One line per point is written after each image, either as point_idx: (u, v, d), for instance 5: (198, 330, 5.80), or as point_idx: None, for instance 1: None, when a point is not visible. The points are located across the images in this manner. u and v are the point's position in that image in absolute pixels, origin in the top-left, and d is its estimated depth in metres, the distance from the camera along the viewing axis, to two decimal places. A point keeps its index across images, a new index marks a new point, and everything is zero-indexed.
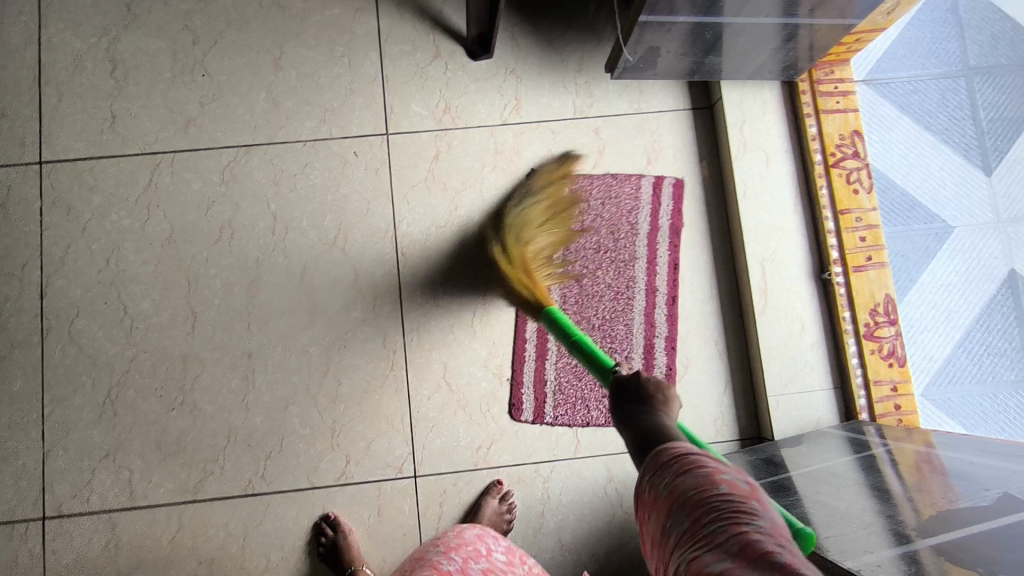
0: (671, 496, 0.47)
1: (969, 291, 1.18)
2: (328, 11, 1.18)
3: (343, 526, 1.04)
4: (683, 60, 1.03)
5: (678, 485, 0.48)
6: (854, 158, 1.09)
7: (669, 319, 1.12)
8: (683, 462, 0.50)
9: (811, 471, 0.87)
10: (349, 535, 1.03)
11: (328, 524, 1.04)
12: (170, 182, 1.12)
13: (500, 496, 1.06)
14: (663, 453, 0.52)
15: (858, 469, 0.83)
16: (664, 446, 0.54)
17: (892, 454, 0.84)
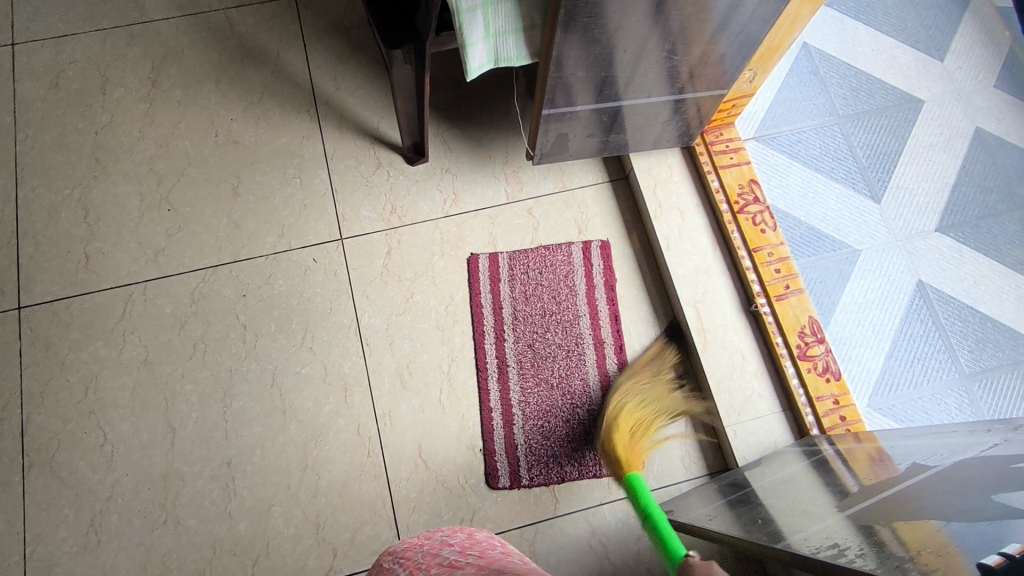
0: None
1: (886, 305, 1.30)
2: (278, 141, 1.33)
3: None
4: (590, 140, 1.19)
5: None
6: (756, 203, 1.24)
7: (620, 368, 1.21)
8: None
9: (770, 481, 0.92)
10: None
11: None
12: (143, 309, 1.20)
13: None
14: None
15: (809, 472, 0.88)
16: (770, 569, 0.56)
17: (844, 455, 0.91)
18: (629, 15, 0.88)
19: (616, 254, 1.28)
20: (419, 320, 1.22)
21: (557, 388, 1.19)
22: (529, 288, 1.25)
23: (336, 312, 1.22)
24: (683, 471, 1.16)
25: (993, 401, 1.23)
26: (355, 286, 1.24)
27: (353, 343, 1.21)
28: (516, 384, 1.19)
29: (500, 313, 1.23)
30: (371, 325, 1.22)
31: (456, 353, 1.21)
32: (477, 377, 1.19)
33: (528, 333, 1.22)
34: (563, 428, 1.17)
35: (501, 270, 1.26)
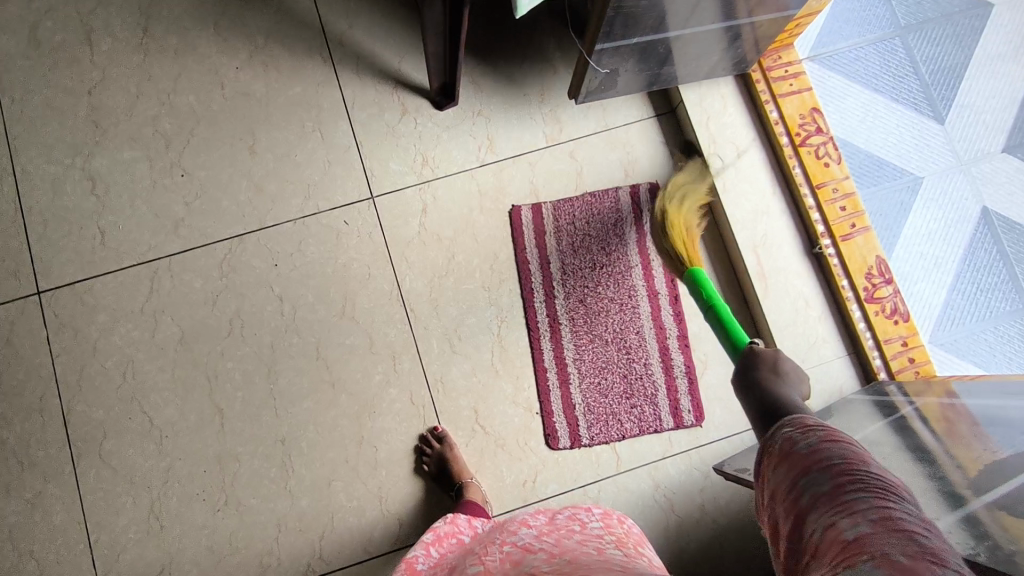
0: (813, 456, 0.54)
1: (950, 235, 1.23)
2: (291, 90, 1.20)
3: (447, 440, 1.09)
4: (640, 76, 1.07)
5: (822, 447, 0.55)
6: (819, 134, 1.15)
7: (676, 319, 1.16)
8: (831, 432, 0.58)
9: (850, 444, 0.88)
10: (452, 449, 1.08)
11: (433, 438, 1.10)
12: (171, 286, 1.13)
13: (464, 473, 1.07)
14: (814, 423, 0.61)
15: (895, 433, 0.84)
16: (812, 418, 0.63)
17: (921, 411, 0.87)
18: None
19: (667, 197, 1.20)
20: (464, 281, 1.16)
21: (612, 343, 1.15)
22: (577, 240, 1.17)
23: (375, 277, 1.16)
24: (745, 420, 1.13)
25: None
26: (392, 248, 1.17)
27: (396, 309, 1.15)
28: (570, 342, 1.14)
29: (548, 268, 1.17)
30: (414, 289, 1.16)
31: (505, 313, 1.16)
32: (529, 337, 1.15)
33: (578, 288, 1.16)
34: (622, 384, 1.14)
35: (545, 222, 1.18)
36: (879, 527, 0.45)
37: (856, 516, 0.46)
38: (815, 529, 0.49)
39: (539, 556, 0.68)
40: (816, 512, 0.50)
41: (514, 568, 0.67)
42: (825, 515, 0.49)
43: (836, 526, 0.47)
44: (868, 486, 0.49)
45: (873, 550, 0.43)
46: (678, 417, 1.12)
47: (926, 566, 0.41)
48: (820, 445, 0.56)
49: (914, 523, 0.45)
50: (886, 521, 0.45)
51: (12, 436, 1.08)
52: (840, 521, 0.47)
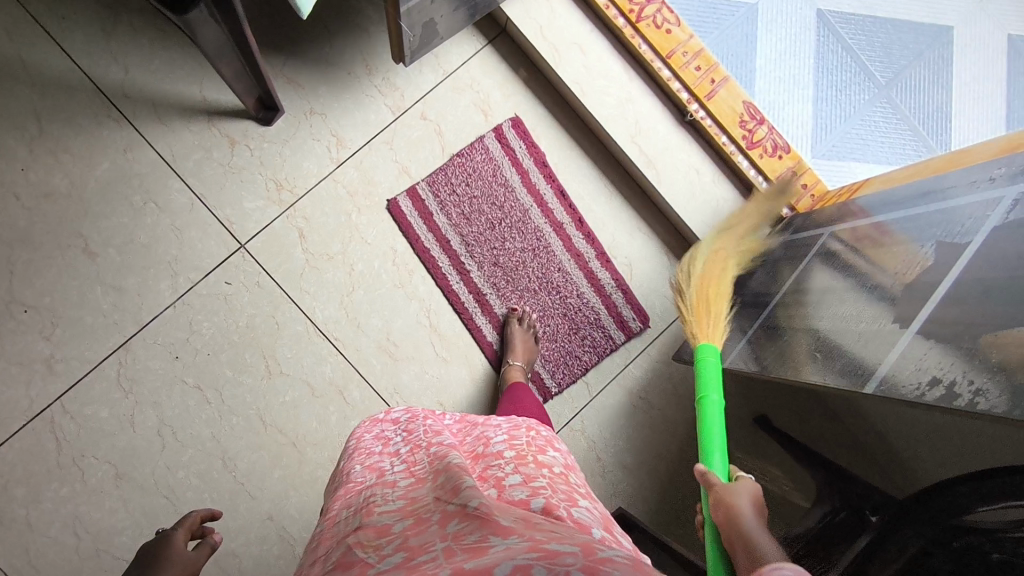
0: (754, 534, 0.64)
1: (797, 50, 1.26)
2: (98, 169, 1.05)
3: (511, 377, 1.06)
4: (459, 14, 1.00)
5: None
6: (650, 3, 1.11)
7: (590, 241, 1.15)
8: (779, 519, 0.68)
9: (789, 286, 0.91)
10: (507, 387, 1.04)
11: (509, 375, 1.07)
12: (78, 427, 1.03)
13: None
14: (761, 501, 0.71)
15: (822, 263, 0.88)
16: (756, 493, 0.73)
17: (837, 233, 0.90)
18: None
19: (533, 123, 1.15)
20: (374, 288, 1.11)
21: (540, 290, 1.14)
22: (465, 207, 1.13)
23: (285, 323, 1.08)
24: None
25: (912, 101, 1.28)
26: (287, 287, 1.09)
27: (320, 345, 1.09)
28: (502, 307, 1.13)
29: (450, 246, 1.12)
30: (329, 319, 1.09)
31: (428, 302, 1.12)
32: (461, 319, 1.12)
33: (487, 252, 1.13)
34: (565, 323, 1.14)
35: (427, 204, 1.12)
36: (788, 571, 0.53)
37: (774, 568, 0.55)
38: None
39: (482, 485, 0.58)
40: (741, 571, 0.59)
41: (456, 502, 0.56)
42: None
43: None
44: None
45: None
46: (627, 328, 1.15)
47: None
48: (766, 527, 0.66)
49: None
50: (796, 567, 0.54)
51: None
52: None
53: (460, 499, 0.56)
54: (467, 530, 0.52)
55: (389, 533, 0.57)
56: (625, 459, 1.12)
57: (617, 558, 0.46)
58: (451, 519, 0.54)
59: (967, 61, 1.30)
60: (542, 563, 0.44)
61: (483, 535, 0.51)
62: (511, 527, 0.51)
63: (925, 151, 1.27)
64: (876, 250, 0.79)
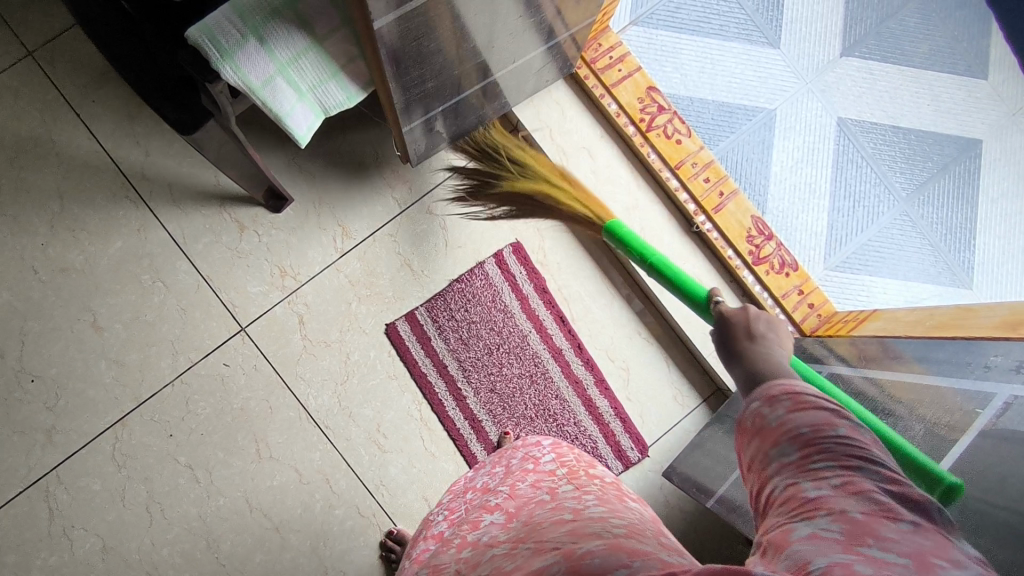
0: (778, 427, 0.48)
1: (815, 158, 1.23)
2: (113, 247, 1.09)
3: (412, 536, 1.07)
4: (467, 121, 1.02)
5: (789, 418, 0.48)
6: (661, 112, 1.12)
7: (588, 366, 1.14)
8: (799, 400, 0.49)
9: None
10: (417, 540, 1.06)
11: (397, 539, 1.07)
12: (71, 497, 1.05)
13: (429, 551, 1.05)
14: (773, 386, 0.52)
15: None
16: (776, 380, 0.53)
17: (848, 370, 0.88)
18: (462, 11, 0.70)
19: (538, 222, 1.16)
20: (368, 378, 1.11)
21: (537, 417, 1.13)
22: (463, 332, 1.13)
23: (278, 407, 1.10)
24: (681, 408, 1.15)
25: (934, 213, 1.23)
26: (283, 372, 1.10)
27: (311, 431, 1.10)
28: (498, 433, 1.12)
29: (447, 373, 1.12)
30: (322, 406, 1.10)
31: (421, 396, 1.12)
32: (457, 447, 1.11)
33: (484, 378, 1.13)
34: None
35: (426, 328, 1.12)
36: (842, 495, 0.43)
37: (818, 482, 0.44)
38: (773, 487, 0.46)
39: (500, 544, 0.60)
40: (776, 473, 0.47)
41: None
42: (783, 478, 0.46)
43: (796, 488, 0.45)
44: (836, 453, 0.45)
45: (831, 509, 0.42)
46: (624, 459, 1.12)
47: (881, 524, 0.41)
48: (786, 416, 0.49)
49: (877, 484, 0.43)
50: (847, 486, 0.43)
51: None
52: (803, 484, 0.45)
53: (477, 573, 0.57)
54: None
55: None
56: None
57: (601, 560, 0.45)
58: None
59: (996, 176, 1.24)
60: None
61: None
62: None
63: (946, 266, 1.22)
64: (909, 395, 0.73)
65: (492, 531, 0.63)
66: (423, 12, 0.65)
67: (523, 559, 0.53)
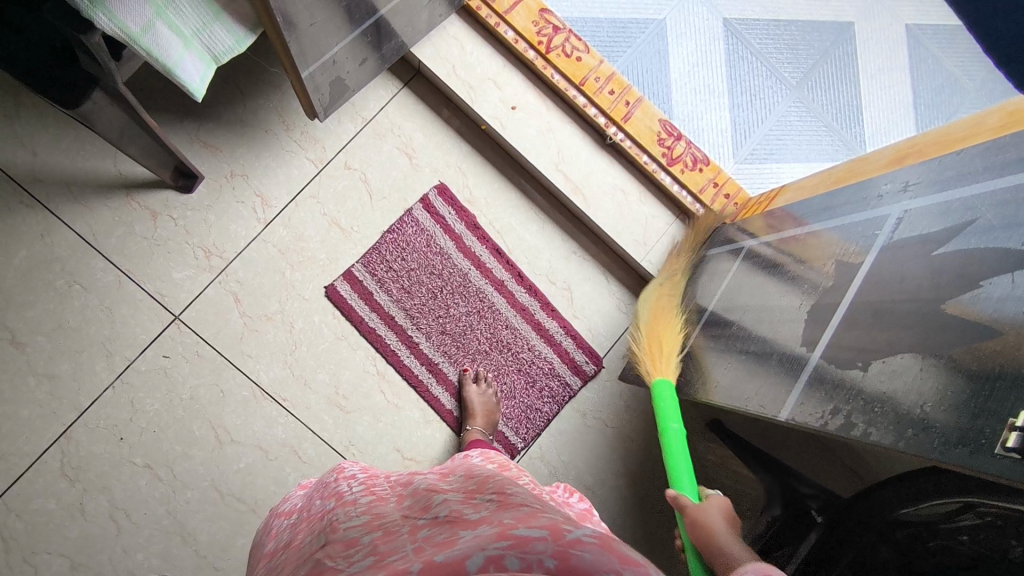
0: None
1: (708, 60, 1.29)
2: (16, 257, 1.03)
3: None
4: (367, 65, 1.01)
5: None
6: (558, 33, 1.14)
7: (532, 292, 1.17)
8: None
9: (724, 293, 0.95)
10: None
11: None
12: (26, 523, 1.00)
13: None
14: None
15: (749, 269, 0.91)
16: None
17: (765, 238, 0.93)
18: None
19: (458, 160, 1.17)
20: (317, 343, 1.10)
21: (492, 349, 1.16)
22: (404, 281, 1.13)
23: (230, 389, 1.07)
24: (625, 315, 1.20)
25: (824, 96, 1.32)
26: (228, 353, 1.08)
27: (269, 406, 1.08)
28: (456, 372, 1.14)
29: (396, 323, 1.13)
30: (275, 379, 1.09)
31: (373, 350, 1.12)
32: (419, 393, 1.13)
33: (433, 322, 1.14)
34: (522, 378, 1.16)
35: (366, 284, 1.12)
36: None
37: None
38: None
39: (446, 497, 0.59)
40: None
41: (427, 516, 0.56)
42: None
43: None
44: None
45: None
46: (581, 373, 1.17)
47: None
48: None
49: None
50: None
51: None
52: None
53: (428, 513, 0.56)
54: (437, 532, 0.51)
55: (358, 545, 0.54)
56: (586, 480, 1.14)
57: (582, 522, 0.45)
58: (420, 528, 0.53)
59: (870, 53, 1.34)
60: (514, 552, 0.41)
61: (452, 532, 0.49)
62: (478, 518, 0.51)
63: (842, 143, 1.31)
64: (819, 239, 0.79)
65: (438, 492, 0.62)
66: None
67: (489, 508, 0.54)
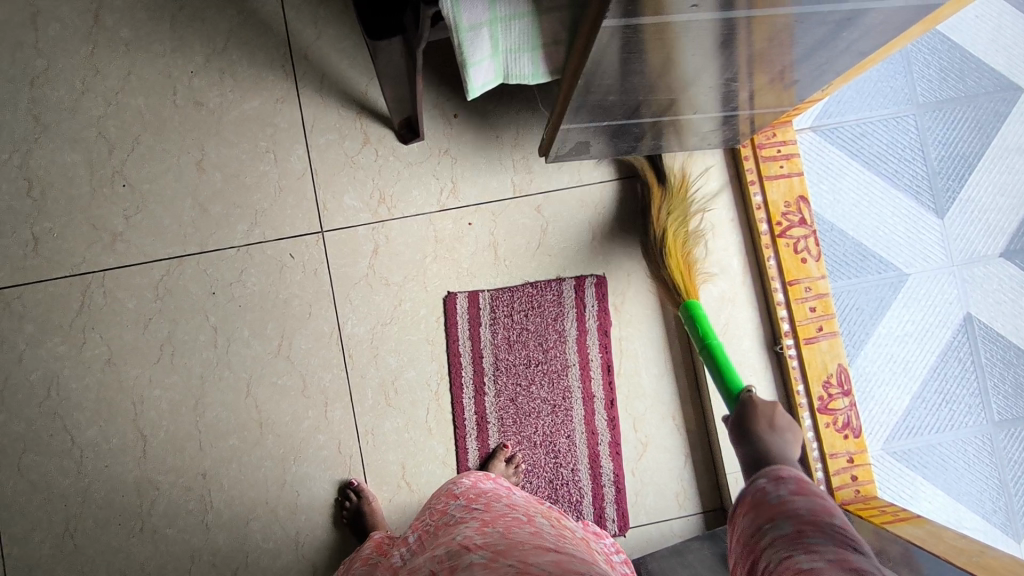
0: (780, 505, 0.68)
1: (925, 339, 1.16)
2: (247, 104, 1.12)
3: (366, 493, 1.07)
4: (617, 146, 1.00)
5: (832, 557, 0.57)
6: (801, 226, 1.07)
7: (610, 425, 1.11)
8: (842, 552, 0.58)
9: None
10: (371, 501, 1.06)
11: (352, 490, 1.07)
12: (103, 303, 1.09)
13: (360, 493, 1.07)
14: (828, 533, 0.62)
15: None
16: (828, 526, 0.64)
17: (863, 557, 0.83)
18: (681, 47, 0.68)
19: (632, 268, 1.13)
20: (408, 331, 1.11)
21: (541, 446, 1.11)
22: (513, 334, 1.11)
23: (316, 317, 1.11)
24: (677, 507, 1.11)
25: (1018, 452, 1.15)
26: (337, 288, 1.11)
27: (334, 352, 1.10)
28: (496, 441, 1.10)
29: (480, 363, 1.11)
30: (354, 334, 1.11)
31: (446, 371, 1.11)
32: (454, 434, 1.10)
33: (510, 385, 1.11)
34: (547, 489, 1.11)
35: (481, 313, 1.11)
36: None
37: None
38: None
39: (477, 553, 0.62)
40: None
41: None
42: (782, 550, 0.61)
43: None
44: None
45: None
46: (601, 526, 1.10)
47: None
48: (790, 495, 0.70)
49: None
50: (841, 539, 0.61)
51: None
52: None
53: None
54: None
55: None
56: None
57: None
58: None
59: None
60: None
61: None
62: None
63: (1004, 507, 1.14)
64: None
65: (469, 544, 0.66)
66: (649, 30, 0.63)
67: None
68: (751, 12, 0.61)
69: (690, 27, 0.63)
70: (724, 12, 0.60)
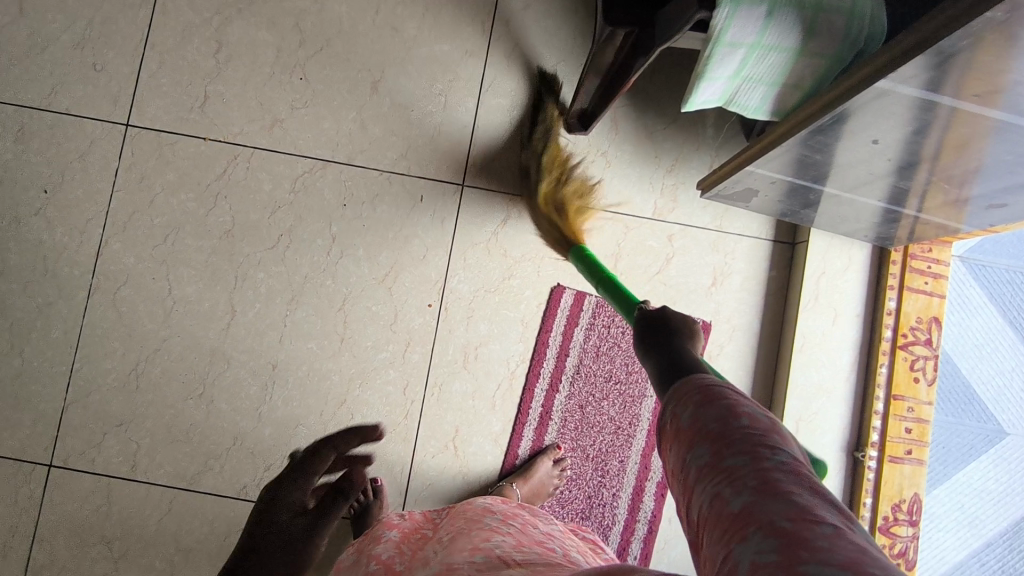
0: (694, 428, 0.44)
1: (1002, 501, 1.12)
2: (438, 46, 1.15)
3: (381, 495, 1.06)
4: (776, 205, 1.01)
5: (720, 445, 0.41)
6: (926, 345, 1.04)
7: (665, 466, 1.10)
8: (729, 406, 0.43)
9: None
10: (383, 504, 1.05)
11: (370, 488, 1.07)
12: (243, 177, 1.13)
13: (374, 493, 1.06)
14: (718, 391, 0.45)
15: None
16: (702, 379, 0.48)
17: None
18: (888, 122, 0.68)
19: (740, 326, 1.12)
20: (506, 307, 1.12)
21: (591, 460, 1.10)
22: (604, 345, 1.11)
23: (428, 263, 1.12)
24: None
25: None
26: (457, 243, 1.13)
27: (432, 300, 1.12)
28: (551, 439, 1.10)
29: (563, 361, 1.11)
30: (457, 291, 1.12)
31: (528, 356, 1.11)
32: (515, 419, 1.11)
33: (584, 393, 1.11)
34: (582, 503, 1.10)
35: (581, 315, 1.12)
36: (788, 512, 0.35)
37: (739, 486, 0.37)
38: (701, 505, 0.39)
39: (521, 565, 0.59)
40: (699, 486, 0.40)
41: None
42: (706, 489, 0.40)
43: (721, 498, 0.38)
44: (743, 446, 0.40)
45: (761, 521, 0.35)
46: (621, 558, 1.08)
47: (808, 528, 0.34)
48: (697, 412, 0.44)
49: (796, 484, 0.37)
50: (768, 489, 0.36)
51: (47, 242, 1.11)
52: (725, 490, 0.38)
53: None
54: None
55: None
56: None
57: None
58: None
59: None
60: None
61: None
62: None
63: None
64: None
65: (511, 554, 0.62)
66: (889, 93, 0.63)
67: None
68: (956, 103, 0.61)
69: (888, 98, 0.64)
70: (927, 92, 0.61)
